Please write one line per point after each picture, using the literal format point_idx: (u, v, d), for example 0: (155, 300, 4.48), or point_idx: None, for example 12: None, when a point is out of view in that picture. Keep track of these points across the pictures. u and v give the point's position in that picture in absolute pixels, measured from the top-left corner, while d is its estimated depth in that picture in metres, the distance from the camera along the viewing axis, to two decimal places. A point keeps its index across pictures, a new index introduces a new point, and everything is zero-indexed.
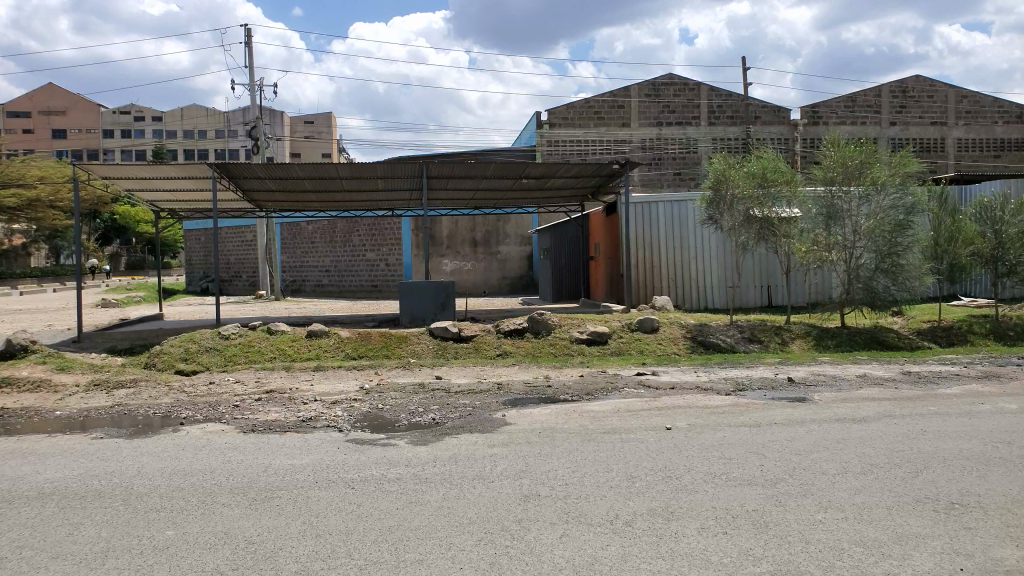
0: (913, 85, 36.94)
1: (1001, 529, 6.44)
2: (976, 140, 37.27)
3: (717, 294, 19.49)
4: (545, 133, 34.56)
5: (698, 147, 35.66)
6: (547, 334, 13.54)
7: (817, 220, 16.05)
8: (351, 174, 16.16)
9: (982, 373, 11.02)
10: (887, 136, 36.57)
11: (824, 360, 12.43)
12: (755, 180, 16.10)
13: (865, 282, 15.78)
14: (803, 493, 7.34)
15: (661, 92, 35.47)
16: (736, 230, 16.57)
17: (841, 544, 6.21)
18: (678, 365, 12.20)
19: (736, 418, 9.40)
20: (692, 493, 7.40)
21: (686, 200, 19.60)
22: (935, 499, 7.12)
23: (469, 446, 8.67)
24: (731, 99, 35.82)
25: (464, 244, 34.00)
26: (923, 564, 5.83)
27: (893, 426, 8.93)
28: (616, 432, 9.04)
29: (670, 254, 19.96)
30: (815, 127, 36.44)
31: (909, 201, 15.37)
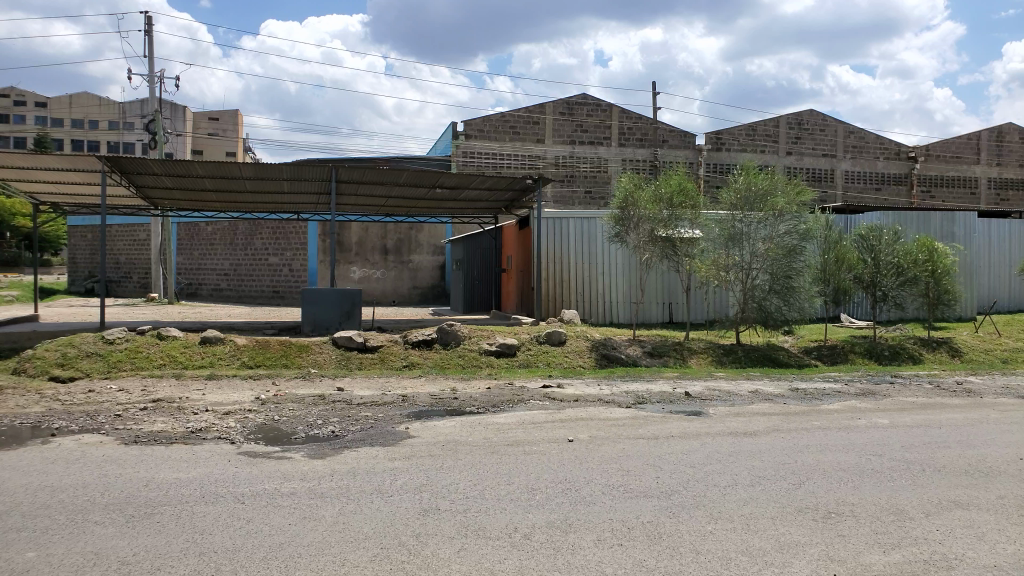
0: (808, 119, 39.41)
1: (871, 535, 6.90)
2: (861, 173, 40.32)
3: (622, 309, 20.25)
4: (460, 144, 34.56)
5: (608, 167, 36.63)
6: (456, 345, 13.50)
7: (718, 242, 16.73)
8: (256, 174, 15.56)
9: (861, 390, 11.79)
10: (784, 164, 38.85)
11: (719, 376, 12.97)
12: (662, 201, 16.53)
13: (758, 302, 16.67)
14: (695, 505, 7.60)
15: (575, 110, 36.24)
16: (642, 248, 16.93)
17: (728, 553, 6.45)
18: (582, 377, 12.43)
19: (634, 431, 9.64)
20: (590, 505, 7.52)
21: (595, 216, 20.06)
22: (814, 508, 7.54)
23: (369, 460, 8.47)
24: (641, 121, 37.12)
25: (373, 251, 33.45)
26: (800, 570, 6.14)
27: (781, 439, 9.39)
28: (519, 444, 9.07)
29: (578, 269, 20.17)
30: (718, 153, 38.25)
31: (803, 227, 16.34)
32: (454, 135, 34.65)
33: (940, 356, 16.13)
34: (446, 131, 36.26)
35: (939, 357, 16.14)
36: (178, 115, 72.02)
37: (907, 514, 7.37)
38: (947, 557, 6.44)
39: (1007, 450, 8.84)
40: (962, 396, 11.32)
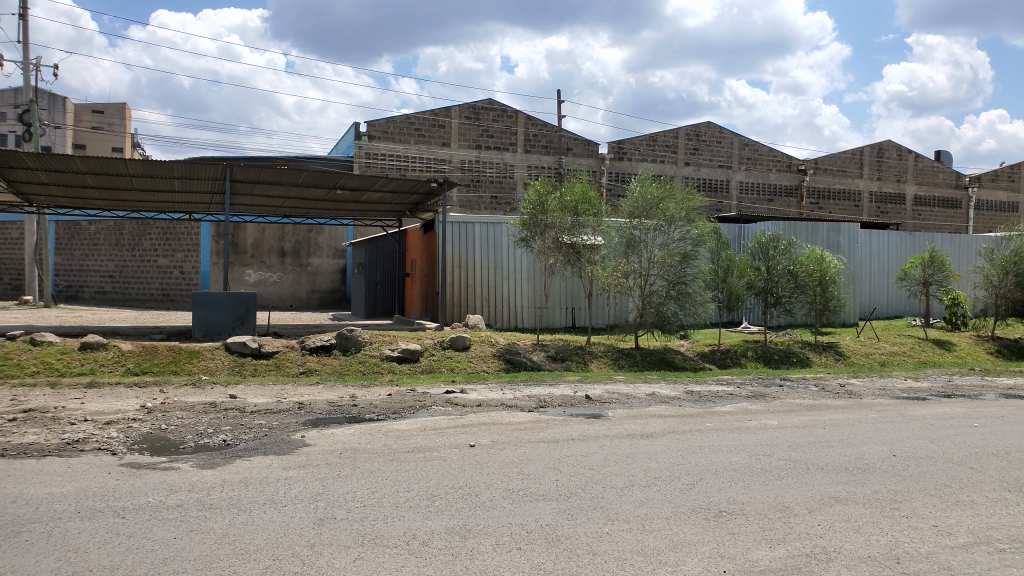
0: (705, 131, 40.84)
1: (758, 532, 7.19)
2: (755, 185, 41.96)
3: (526, 314, 20.56)
4: (363, 145, 33.66)
5: (514, 173, 36.74)
6: (357, 351, 13.30)
7: (618, 249, 17.13)
8: (143, 172, 14.86)
9: (751, 393, 12.29)
10: (682, 175, 39.96)
11: (618, 378, 13.36)
12: (568, 209, 16.60)
13: (656, 307, 17.15)
14: (593, 506, 7.73)
15: (480, 115, 36.09)
16: (547, 253, 16.99)
17: (624, 554, 6.59)
18: (486, 382, 12.47)
19: (536, 434, 9.74)
20: (489, 510, 7.52)
21: (500, 222, 20.18)
22: (707, 508, 7.80)
23: (263, 469, 8.23)
24: (546, 129, 37.33)
25: (271, 253, 32.95)
26: (693, 568, 6.33)
27: (676, 440, 9.70)
28: (420, 450, 9.01)
29: (484, 272, 20.16)
30: (620, 163, 38.65)
31: (695, 234, 17.08)
32: (357, 136, 33.76)
33: (826, 359, 17.02)
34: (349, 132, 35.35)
35: (825, 359, 17.08)
36: (56, 107, 66.80)
37: (792, 511, 7.72)
38: (827, 550, 6.80)
39: (881, 447, 9.41)
40: (843, 397, 11.98)
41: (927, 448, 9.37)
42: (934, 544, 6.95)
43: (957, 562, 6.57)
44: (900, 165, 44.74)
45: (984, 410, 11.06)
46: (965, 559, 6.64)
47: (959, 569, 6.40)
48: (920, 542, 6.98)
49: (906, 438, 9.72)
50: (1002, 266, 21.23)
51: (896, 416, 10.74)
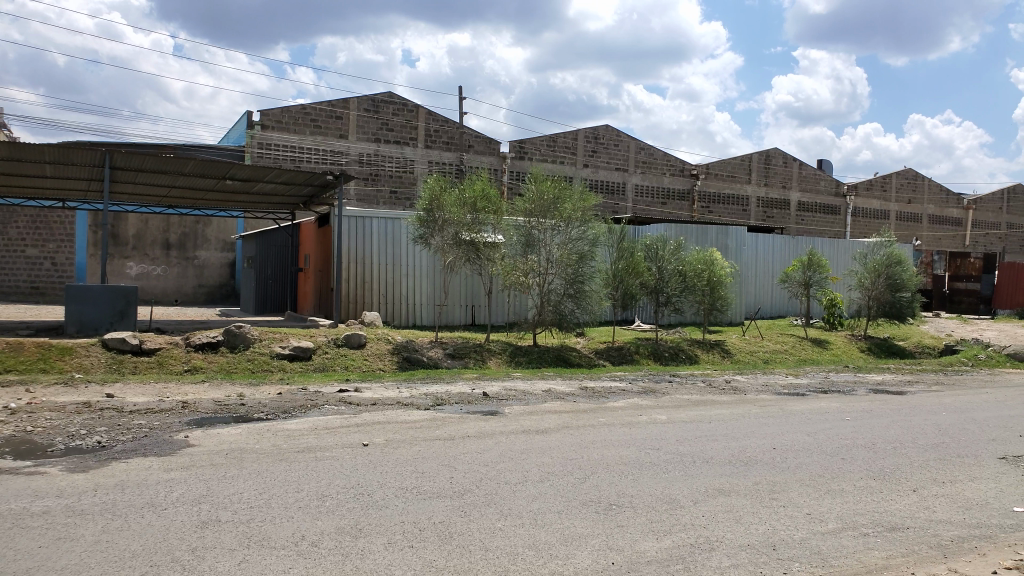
0: (604, 133, 39.47)
1: (646, 524, 7.43)
2: (649, 187, 40.96)
3: (425, 311, 20.51)
4: (256, 134, 30.50)
5: (414, 168, 34.35)
6: (245, 348, 12.88)
7: (517, 248, 17.31)
8: (7, 155, 13.83)
9: (643, 389, 12.69)
10: (581, 176, 38.46)
11: (516, 377, 13.36)
12: (466, 205, 16.72)
13: (554, 305, 17.43)
14: (487, 503, 7.78)
15: (380, 108, 33.24)
16: (445, 250, 16.99)
17: (516, 549, 6.68)
18: (381, 381, 12.32)
19: (432, 433, 9.70)
20: (382, 509, 7.45)
21: (399, 218, 19.98)
22: (599, 501, 8.00)
23: (141, 471, 7.84)
24: (448, 124, 35.06)
25: (154, 245, 32.58)
26: (582, 561, 6.48)
27: (571, 436, 9.90)
28: (311, 450, 8.82)
29: (382, 269, 19.92)
30: (520, 162, 37.01)
31: (590, 234, 17.44)
32: (249, 123, 30.47)
33: (713, 357, 17.83)
34: (240, 120, 32.25)
35: (712, 357, 17.85)
36: None
37: (678, 503, 8.01)
38: (710, 539, 7.11)
39: (763, 441, 9.90)
40: (730, 393, 12.57)
41: (804, 441, 9.93)
42: (806, 530, 7.39)
43: (827, 547, 7.01)
44: (785, 172, 45.12)
45: (856, 405, 11.81)
46: (833, 544, 7.09)
47: (827, 554, 6.84)
48: (794, 530, 7.41)
49: (786, 432, 10.27)
50: (874, 270, 22.79)
51: (777, 411, 11.33)
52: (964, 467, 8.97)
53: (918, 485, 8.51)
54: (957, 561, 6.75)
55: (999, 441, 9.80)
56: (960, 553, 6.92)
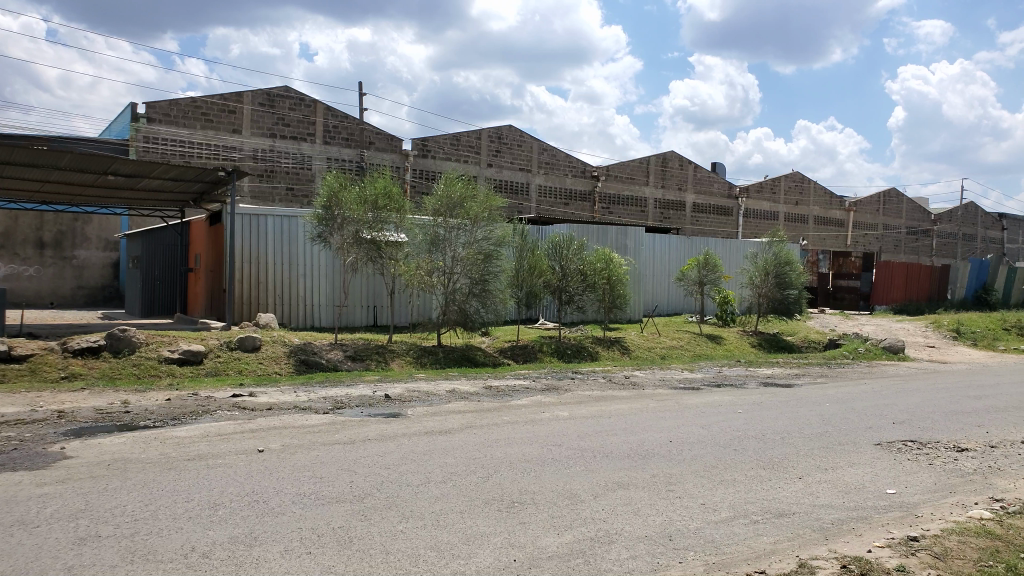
0: (507, 133, 38.97)
1: (547, 519, 7.55)
2: (553, 188, 41.02)
3: (324, 312, 20.09)
4: (141, 128, 27.63)
5: (312, 164, 31.86)
6: (130, 353, 12.25)
7: (421, 247, 17.19)
8: None
9: (545, 386, 12.88)
10: (485, 176, 37.89)
11: (419, 377, 13.36)
12: (367, 203, 16.55)
13: (458, 305, 17.41)
14: (388, 506, 7.68)
15: (276, 103, 30.76)
16: (345, 249, 16.69)
17: (418, 550, 6.63)
18: (277, 385, 11.99)
19: (330, 436, 9.52)
20: (278, 516, 7.22)
21: (296, 216, 19.46)
22: (500, 500, 8.03)
23: (10, 487, 7.31)
24: (347, 119, 32.84)
25: (27, 245, 31.04)
26: (484, 559, 6.51)
27: (474, 435, 9.92)
28: (202, 458, 8.48)
29: (279, 270, 19.42)
30: (424, 160, 35.50)
31: (497, 234, 17.56)
32: (133, 115, 27.49)
33: (613, 352, 18.41)
34: (125, 111, 29.23)
35: (612, 353, 18.37)
36: None
37: (579, 498, 8.16)
38: (609, 532, 7.29)
39: (661, 434, 10.23)
40: (629, 388, 13.00)
41: (699, 434, 10.31)
42: (700, 520, 7.68)
43: (720, 535, 7.31)
44: (681, 175, 46.29)
45: (748, 397, 12.42)
46: (726, 531, 7.40)
47: (720, 541, 7.13)
48: (690, 519, 7.68)
49: (682, 425, 10.66)
50: (764, 268, 23.91)
51: (673, 405, 11.75)
52: (844, 454, 9.55)
53: (803, 472, 8.98)
54: (836, 542, 7.17)
55: (874, 428, 10.51)
56: (840, 534, 7.36)
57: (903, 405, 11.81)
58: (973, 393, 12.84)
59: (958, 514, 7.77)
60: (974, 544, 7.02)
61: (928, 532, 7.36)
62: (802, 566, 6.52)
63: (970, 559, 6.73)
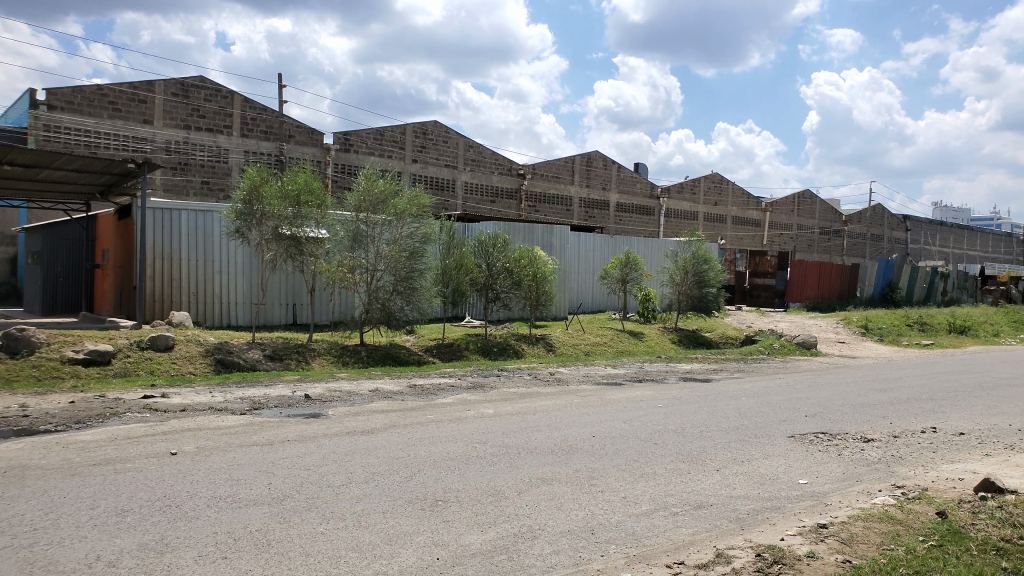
0: (432, 129, 37.76)
1: (471, 517, 7.54)
2: (478, 185, 40.17)
3: (240, 310, 19.58)
4: (41, 115, 25.81)
5: (229, 158, 30.52)
6: (30, 353, 11.64)
7: (343, 243, 16.97)
8: None
9: (472, 384, 12.91)
10: (409, 172, 36.61)
11: (341, 376, 13.16)
12: (289, 198, 16.28)
13: (382, 302, 17.19)
14: (308, 508, 7.52)
15: (190, 93, 29.15)
16: (264, 245, 16.35)
17: (338, 552, 6.51)
18: (192, 386, 11.61)
19: (248, 438, 9.27)
20: (192, 521, 6.97)
21: (212, 211, 18.97)
22: (424, 498, 7.98)
23: None
24: (267, 111, 31.48)
25: None
26: (406, 559, 6.45)
27: (396, 435, 9.83)
28: (109, 463, 8.14)
29: (193, 267, 18.84)
30: (346, 155, 34.29)
31: (422, 231, 17.53)
32: (31, 102, 25.67)
33: (536, 350, 18.56)
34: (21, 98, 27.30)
35: (537, 351, 18.58)
36: None
37: (503, 494, 8.20)
38: (533, 528, 7.34)
39: (582, 429, 10.39)
40: (553, 384, 13.21)
41: (620, 428, 10.52)
42: (623, 513, 7.81)
43: (641, 527, 7.47)
44: (605, 175, 46.19)
45: (668, 392, 12.79)
46: (646, 524, 7.55)
47: (641, 534, 7.29)
48: (612, 513, 7.82)
49: (604, 420, 10.88)
50: (684, 267, 24.55)
51: (597, 401, 11.97)
52: (760, 446, 9.89)
53: (721, 465, 9.26)
54: (752, 532, 7.41)
55: (787, 422, 10.92)
56: (755, 524, 7.61)
57: (814, 398, 12.34)
58: (878, 386, 13.58)
59: (864, 501, 8.15)
60: (878, 529, 7.38)
61: (837, 519, 7.69)
62: (719, 555, 6.73)
63: (874, 543, 7.07)
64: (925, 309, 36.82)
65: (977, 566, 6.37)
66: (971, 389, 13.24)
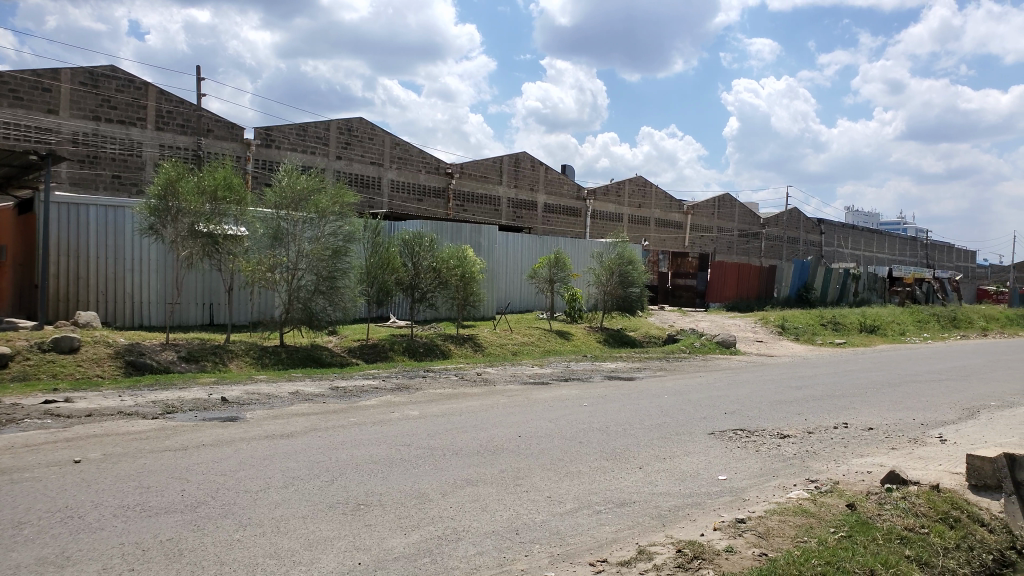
0: (357, 125, 36.87)
1: (394, 521, 7.42)
2: (405, 183, 39.41)
3: (153, 310, 18.85)
4: None
5: (143, 151, 29.18)
6: None
7: (263, 241, 16.60)
8: None
9: (397, 385, 12.76)
10: (332, 169, 35.60)
11: (260, 378, 12.84)
12: (205, 194, 15.81)
13: (303, 302, 16.85)
14: (224, 514, 7.25)
15: (99, 83, 27.88)
16: (178, 242, 15.83)
17: (255, 559, 6.30)
18: (99, 390, 11.07)
19: (160, 443, 8.91)
20: (96, 532, 6.62)
21: (123, 207, 18.22)
22: (346, 502, 7.82)
23: None
24: (183, 104, 30.28)
25: None
26: (327, 564, 6.30)
27: (318, 438, 9.61)
28: (6, 473, 7.67)
29: (101, 265, 18.06)
30: (267, 150, 33.22)
31: (346, 229, 17.30)
32: None
33: (464, 350, 18.54)
34: None
35: (464, 351, 18.55)
36: None
37: (427, 497, 8.10)
38: (457, 530, 7.28)
39: (509, 430, 10.39)
40: (480, 384, 13.20)
41: (546, 428, 10.59)
42: (546, 513, 7.84)
43: (565, 526, 7.51)
44: (533, 175, 46.55)
45: (593, 390, 12.97)
46: (569, 523, 7.60)
47: (565, 533, 7.33)
48: (536, 513, 7.84)
49: (531, 420, 10.94)
50: (609, 267, 24.91)
51: (524, 400, 12.02)
52: (681, 443, 10.12)
53: (643, 462, 9.41)
54: (672, 528, 7.54)
55: (707, 419, 11.21)
56: (676, 521, 7.75)
57: (733, 396, 12.72)
58: (793, 383, 14.12)
59: (780, 495, 8.41)
60: (792, 522, 7.62)
61: (754, 514, 7.91)
62: (641, 552, 6.82)
63: (788, 536, 7.29)
64: (844, 310, 38.70)
65: (884, 556, 6.68)
66: (880, 386, 13.93)
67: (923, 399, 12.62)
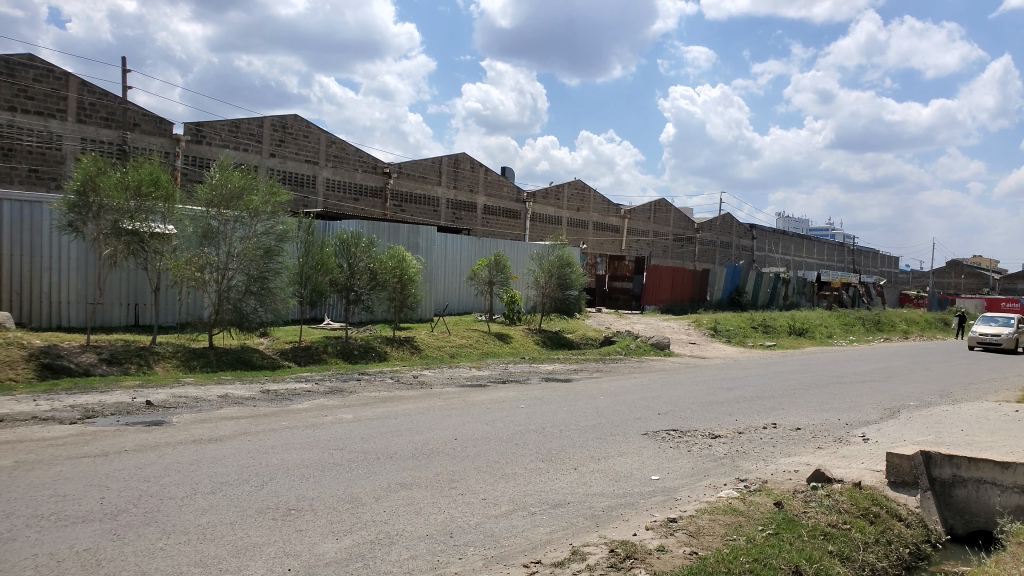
0: (291, 123, 36.13)
1: (326, 525, 7.29)
2: (342, 182, 38.73)
3: (71, 310, 18.16)
4: None
5: (62, 145, 27.99)
6: None
7: (192, 239, 16.18)
8: None
9: (330, 389, 12.56)
10: (265, 167, 34.86)
11: (186, 381, 12.47)
12: (129, 190, 15.29)
13: (233, 303, 16.46)
14: (147, 522, 6.99)
15: (15, 72, 26.73)
16: (100, 240, 15.28)
17: (179, 568, 6.09)
18: (12, 394, 10.55)
19: (78, 449, 8.55)
20: (6, 543, 6.29)
21: (39, 202, 17.48)
22: (276, 507, 7.65)
23: None
24: (108, 97, 29.25)
25: None
26: (255, 571, 6.14)
27: (247, 442, 9.39)
28: None
29: (15, 263, 17.29)
30: (198, 146, 32.17)
31: (279, 229, 17.02)
32: None
33: (401, 352, 18.43)
34: None
35: (402, 353, 18.43)
36: None
37: (360, 501, 7.99)
38: (390, 534, 7.20)
39: (444, 433, 10.35)
40: (416, 387, 13.11)
41: (482, 430, 10.60)
42: (481, 515, 7.82)
43: (499, 528, 7.52)
44: (472, 176, 46.59)
45: (530, 392, 13.03)
46: (503, 525, 7.60)
47: (498, 535, 7.33)
48: (470, 515, 7.81)
49: (468, 422, 10.92)
50: (548, 269, 25.11)
51: (460, 403, 11.99)
52: (614, 444, 10.24)
53: (577, 463, 9.49)
54: (606, 528, 7.62)
55: (641, 420, 11.39)
56: (609, 521, 7.83)
57: (667, 397, 12.96)
58: (725, 384, 14.48)
59: (710, 494, 8.58)
60: (722, 521, 7.77)
61: (686, 513, 8.05)
62: (574, 553, 6.86)
63: (718, 534, 7.44)
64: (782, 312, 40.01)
65: (808, 551, 6.88)
66: (809, 387, 14.40)
67: (848, 399, 13.11)
